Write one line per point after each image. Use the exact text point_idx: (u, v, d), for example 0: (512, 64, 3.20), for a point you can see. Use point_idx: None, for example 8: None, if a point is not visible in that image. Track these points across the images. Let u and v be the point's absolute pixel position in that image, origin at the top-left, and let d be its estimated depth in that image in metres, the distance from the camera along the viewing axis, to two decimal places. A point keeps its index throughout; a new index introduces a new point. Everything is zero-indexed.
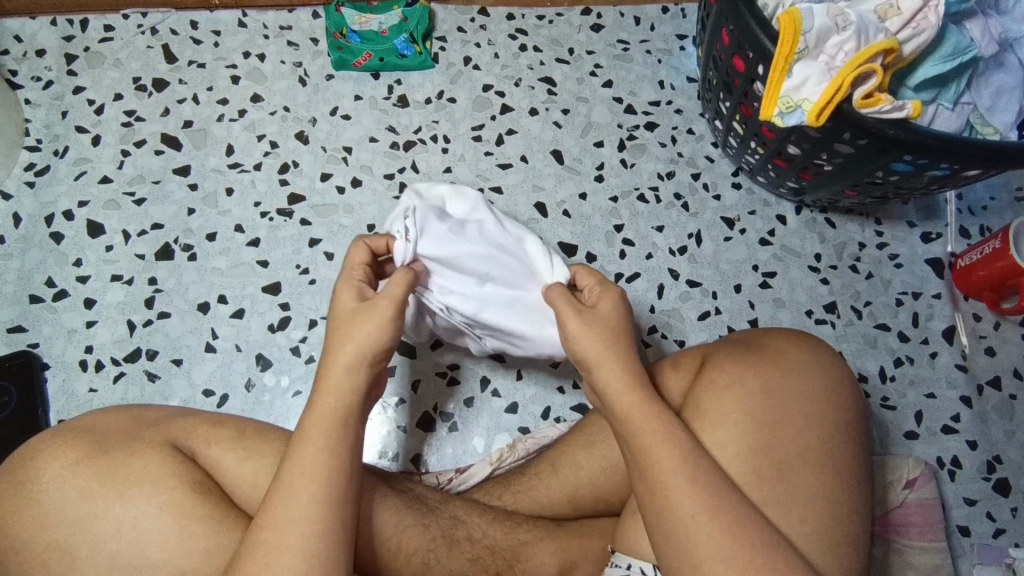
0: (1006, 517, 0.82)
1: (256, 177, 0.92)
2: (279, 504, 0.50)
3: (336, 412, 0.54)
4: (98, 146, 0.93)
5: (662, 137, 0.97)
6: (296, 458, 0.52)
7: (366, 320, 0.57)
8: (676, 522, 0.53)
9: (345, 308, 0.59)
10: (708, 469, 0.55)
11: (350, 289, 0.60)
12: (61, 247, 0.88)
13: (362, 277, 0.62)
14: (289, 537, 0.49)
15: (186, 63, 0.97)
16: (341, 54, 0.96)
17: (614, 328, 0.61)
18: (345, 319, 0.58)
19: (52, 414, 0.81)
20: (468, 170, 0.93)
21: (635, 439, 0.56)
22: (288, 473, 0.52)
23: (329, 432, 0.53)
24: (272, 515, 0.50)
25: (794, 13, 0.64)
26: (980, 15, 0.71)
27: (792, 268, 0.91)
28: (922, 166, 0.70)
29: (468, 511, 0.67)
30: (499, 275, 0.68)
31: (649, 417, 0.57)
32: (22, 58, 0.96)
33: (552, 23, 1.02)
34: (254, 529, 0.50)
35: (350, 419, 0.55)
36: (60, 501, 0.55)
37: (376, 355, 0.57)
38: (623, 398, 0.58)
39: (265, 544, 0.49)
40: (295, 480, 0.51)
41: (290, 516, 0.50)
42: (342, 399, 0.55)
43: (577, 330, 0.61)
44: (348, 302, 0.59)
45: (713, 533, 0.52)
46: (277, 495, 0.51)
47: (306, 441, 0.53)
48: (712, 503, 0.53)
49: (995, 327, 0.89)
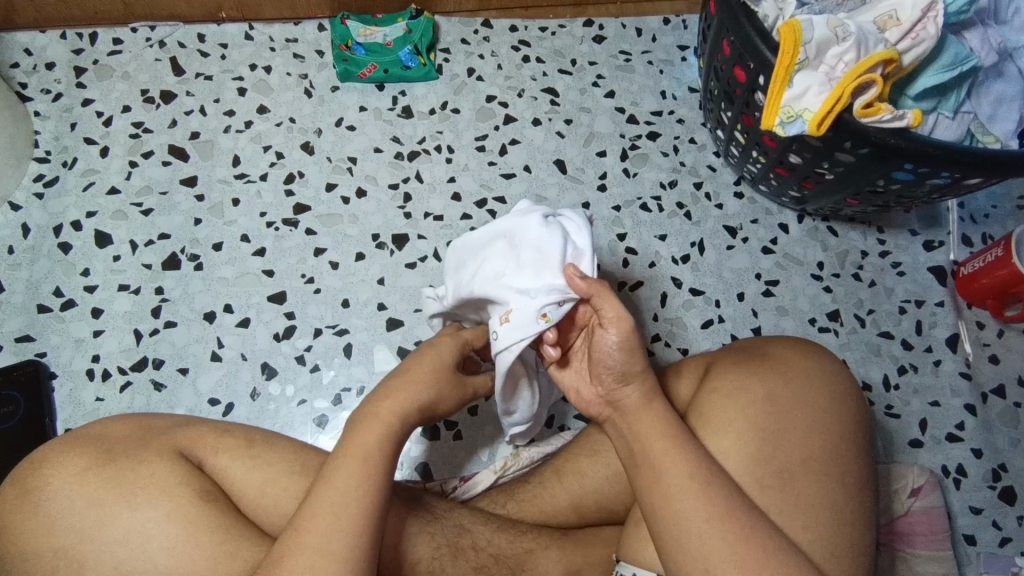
0: (1012, 526, 0.82)
1: (262, 188, 0.93)
2: (325, 509, 0.51)
3: (391, 431, 0.57)
4: (106, 157, 0.94)
5: (664, 147, 0.97)
6: (345, 467, 0.53)
7: (454, 390, 0.64)
8: (685, 527, 0.54)
9: (444, 360, 0.64)
10: (719, 475, 0.56)
11: (454, 347, 0.66)
12: (68, 257, 0.89)
13: (460, 336, 0.67)
14: (337, 541, 0.50)
15: (193, 75, 0.98)
16: (346, 66, 0.97)
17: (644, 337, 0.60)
18: (438, 369, 0.63)
19: (58, 423, 0.81)
20: (472, 179, 0.94)
21: (644, 445, 0.58)
22: (336, 479, 0.53)
23: (380, 445, 0.55)
24: (318, 519, 0.51)
25: (793, 25, 0.65)
26: (978, 25, 0.72)
27: (795, 277, 0.92)
28: (923, 175, 0.70)
29: (472, 520, 0.67)
30: (533, 270, 0.61)
31: (656, 424, 0.58)
32: (32, 71, 0.97)
33: (554, 34, 1.03)
34: (296, 530, 0.51)
35: (397, 436, 0.57)
36: (68, 509, 0.55)
37: (437, 405, 0.62)
38: (635, 406, 0.60)
39: (309, 546, 0.50)
40: (347, 489, 0.52)
41: (339, 522, 0.51)
42: (400, 421, 0.58)
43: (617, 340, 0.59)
44: (447, 357, 0.64)
45: (723, 538, 0.53)
46: (325, 498, 0.52)
47: (359, 451, 0.54)
48: (723, 509, 0.54)
49: (998, 334, 0.89)
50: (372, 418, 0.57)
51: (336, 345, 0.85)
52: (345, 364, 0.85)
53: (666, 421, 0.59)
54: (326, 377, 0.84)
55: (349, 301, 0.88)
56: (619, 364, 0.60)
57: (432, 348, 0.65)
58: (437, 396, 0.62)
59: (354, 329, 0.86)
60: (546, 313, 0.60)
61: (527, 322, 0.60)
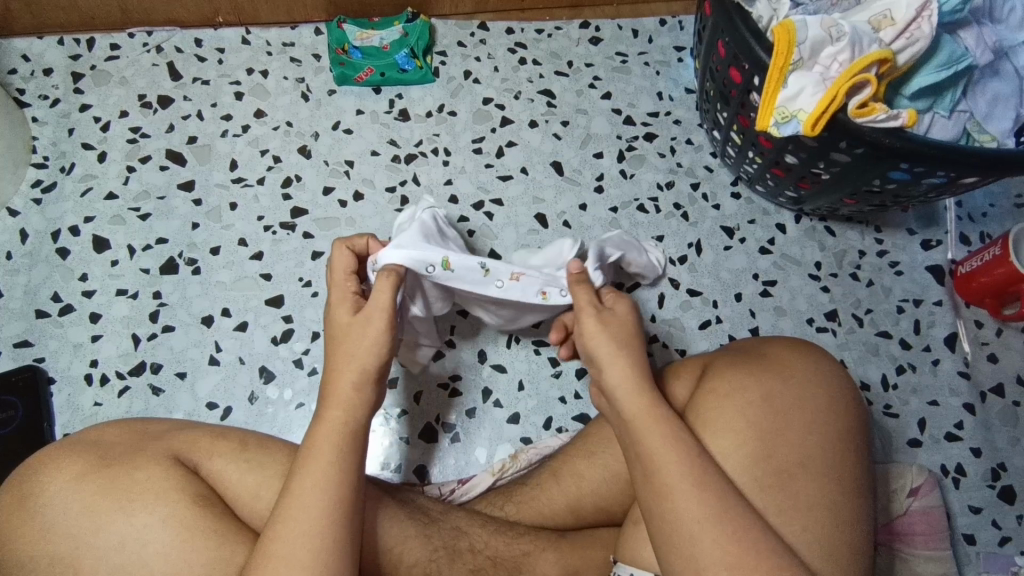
0: (1012, 525, 0.82)
1: (259, 192, 0.93)
2: (288, 517, 0.51)
3: (342, 424, 0.56)
4: (104, 163, 0.94)
5: (661, 148, 0.97)
6: (304, 474, 0.53)
7: (365, 332, 0.60)
8: (677, 525, 0.53)
9: (342, 323, 0.62)
10: (715, 475, 0.55)
11: (346, 304, 0.63)
12: (67, 262, 0.89)
13: (354, 290, 0.65)
14: (299, 548, 0.50)
15: (190, 80, 0.98)
16: (342, 69, 0.97)
17: (631, 325, 0.64)
18: (342, 331, 0.61)
19: (57, 428, 0.81)
20: (468, 182, 0.94)
21: (643, 441, 0.57)
22: (297, 488, 0.52)
23: (337, 448, 0.55)
24: (282, 528, 0.51)
25: (787, 25, 0.65)
26: (973, 24, 0.72)
27: (793, 277, 0.92)
28: (918, 174, 0.70)
29: (468, 522, 0.68)
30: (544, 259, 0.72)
31: (658, 420, 0.57)
32: (29, 76, 0.97)
33: (551, 36, 1.03)
34: (264, 542, 0.51)
35: (356, 433, 0.56)
36: (64, 516, 0.55)
37: (377, 366, 0.60)
38: (633, 397, 0.59)
39: (274, 556, 0.50)
40: (305, 492, 0.52)
41: (303, 528, 0.51)
42: (352, 418, 0.57)
43: (593, 329, 0.63)
44: (343, 317, 0.62)
45: (717, 538, 0.53)
46: (287, 507, 0.52)
47: (315, 457, 0.54)
48: (718, 509, 0.54)
49: (997, 333, 0.89)
50: (322, 422, 0.56)
51: None
52: None
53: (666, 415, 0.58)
54: None
55: None
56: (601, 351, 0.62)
57: (329, 317, 0.63)
58: (355, 354, 0.60)
59: None
60: (548, 288, 0.70)
61: (528, 291, 0.70)
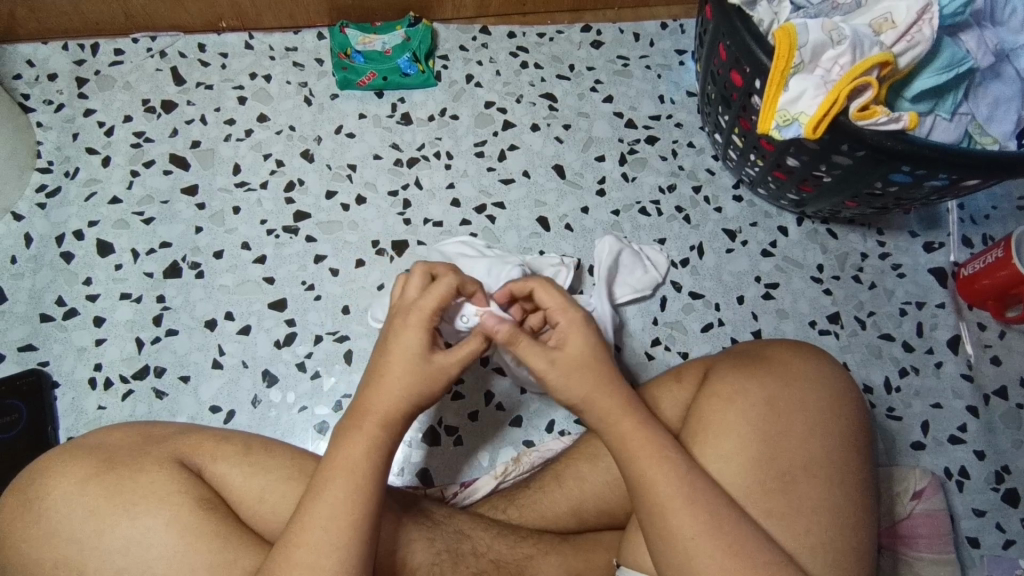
0: (1016, 529, 0.81)
1: (262, 196, 0.93)
2: (315, 525, 0.51)
3: (380, 445, 0.56)
4: (108, 167, 0.94)
5: (662, 151, 0.98)
6: (334, 483, 0.53)
7: (429, 376, 0.58)
8: (674, 542, 0.54)
9: (405, 354, 0.58)
10: (707, 490, 0.55)
11: (418, 332, 0.59)
12: (71, 266, 0.90)
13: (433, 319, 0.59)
14: (326, 559, 0.50)
15: (194, 84, 0.98)
16: (344, 73, 0.98)
17: (591, 362, 0.59)
18: (404, 363, 0.58)
19: (61, 431, 0.82)
20: (470, 185, 0.94)
21: (632, 465, 0.56)
22: (326, 493, 0.53)
23: (367, 454, 0.55)
24: (309, 535, 0.51)
25: (788, 28, 0.65)
26: (974, 27, 0.72)
27: (795, 279, 0.92)
28: (920, 176, 0.70)
29: (471, 525, 0.68)
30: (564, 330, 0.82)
31: (644, 443, 0.57)
32: (34, 82, 0.98)
33: (553, 40, 1.03)
34: (287, 546, 0.51)
35: (387, 444, 0.57)
36: (68, 518, 0.55)
37: (425, 400, 0.59)
38: (616, 423, 0.58)
39: (300, 562, 0.50)
40: (335, 501, 0.52)
41: (328, 537, 0.51)
42: (385, 428, 0.57)
43: (552, 379, 0.59)
44: (411, 349, 0.58)
45: (712, 553, 0.53)
46: (313, 513, 0.52)
47: (345, 464, 0.54)
48: (712, 525, 0.54)
49: (999, 336, 0.89)
50: (355, 432, 0.56)
51: (337, 351, 0.86)
52: (346, 371, 0.85)
53: (656, 430, 0.58)
54: (327, 383, 0.84)
55: (349, 307, 0.88)
56: (574, 393, 0.59)
57: (396, 336, 0.59)
58: (410, 386, 0.57)
59: (354, 336, 0.87)
60: None
61: None
